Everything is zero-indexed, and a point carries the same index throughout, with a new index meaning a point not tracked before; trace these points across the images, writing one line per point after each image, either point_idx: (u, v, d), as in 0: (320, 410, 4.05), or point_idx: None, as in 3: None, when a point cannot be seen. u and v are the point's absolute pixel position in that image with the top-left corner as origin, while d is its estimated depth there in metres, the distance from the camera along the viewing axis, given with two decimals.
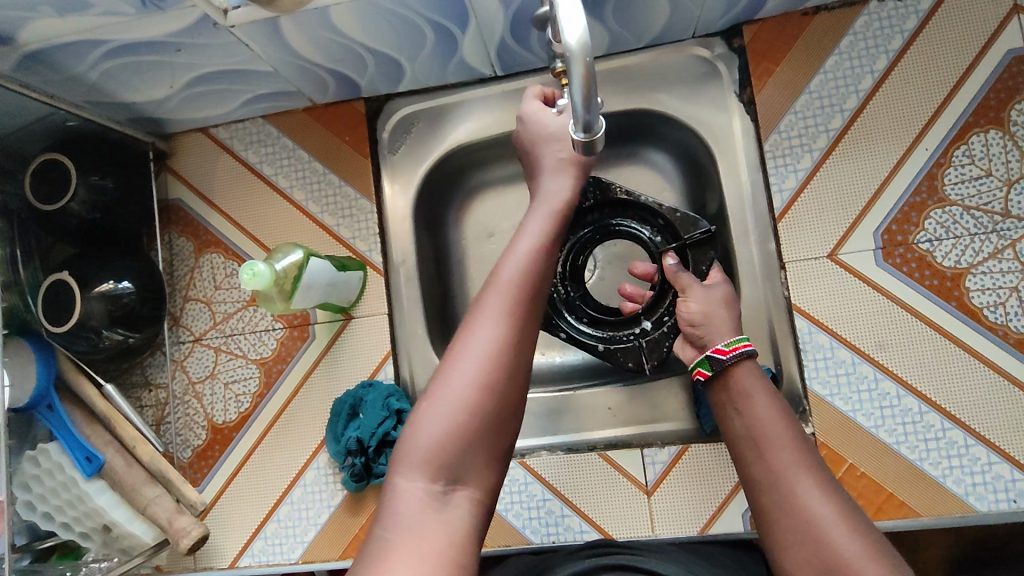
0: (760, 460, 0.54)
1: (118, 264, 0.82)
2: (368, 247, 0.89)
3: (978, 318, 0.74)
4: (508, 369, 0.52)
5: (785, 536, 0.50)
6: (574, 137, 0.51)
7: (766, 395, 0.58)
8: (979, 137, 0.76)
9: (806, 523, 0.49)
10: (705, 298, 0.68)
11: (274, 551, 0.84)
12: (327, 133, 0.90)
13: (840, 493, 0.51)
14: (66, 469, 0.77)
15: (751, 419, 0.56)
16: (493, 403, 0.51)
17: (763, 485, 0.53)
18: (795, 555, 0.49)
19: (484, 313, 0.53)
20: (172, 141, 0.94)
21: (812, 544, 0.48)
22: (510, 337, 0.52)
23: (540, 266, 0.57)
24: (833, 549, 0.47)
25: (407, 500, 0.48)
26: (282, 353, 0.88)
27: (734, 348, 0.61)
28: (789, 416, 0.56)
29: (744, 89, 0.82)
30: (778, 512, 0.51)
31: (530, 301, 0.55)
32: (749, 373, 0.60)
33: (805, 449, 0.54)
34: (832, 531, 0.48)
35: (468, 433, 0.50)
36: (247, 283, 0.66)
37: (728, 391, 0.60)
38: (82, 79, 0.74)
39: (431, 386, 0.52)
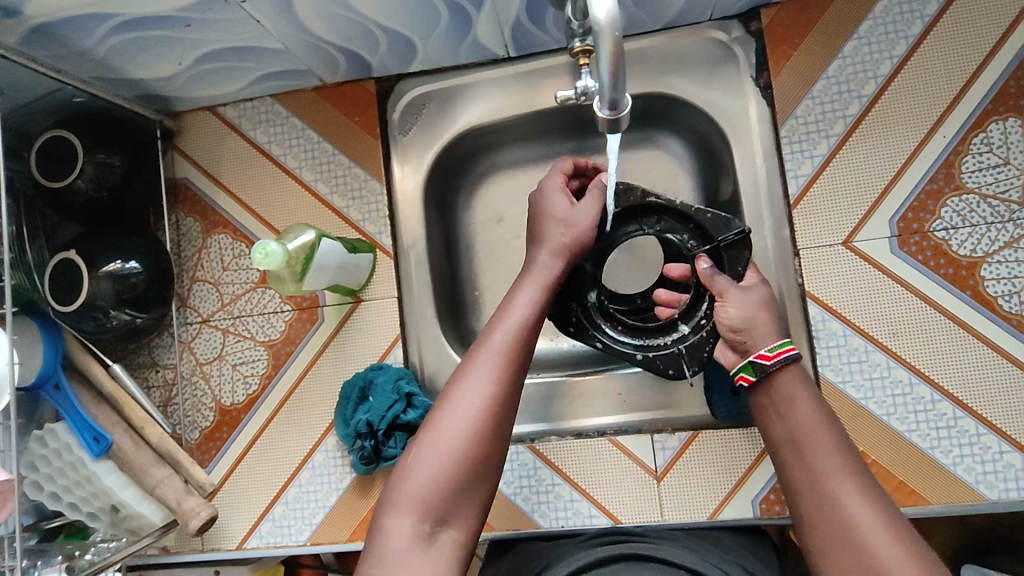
0: (802, 463, 0.58)
1: (125, 243, 0.81)
2: (378, 230, 0.87)
3: (993, 307, 0.74)
4: (492, 423, 0.59)
5: (824, 536, 0.54)
6: (598, 116, 0.50)
7: (806, 398, 0.61)
8: (998, 125, 0.75)
9: (847, 528, 0.53)
10: (744, 302, 0.66)
11: (282, 533, 0.84)
12: (337, 112, 0.89)
13: (879, 498, 0.55)
14: (73, 449, 0.77)
15: (792, 421, 0.60)
16: (475, 455, 0.58)
17: (803, 486, 0.57)
18: (833, 555, 0.53)
19: (474, 371, 0.61)
20: (179, 119, 0.92)
21: (851, 546, 0.52)
22: (495, 394, 0.60)
23: (529, 331, 0.64)
24: (872, 553, 0.51)
25: (396, 538, 0.54)
26: (291, 336, 0.87)
27: (779, 352, 0.62)
28: (829, 418, 0.59)
29: (760, 73, 0.82)
30: (819, 518, 0.55)
31: (515, 363, 0.62)
32: (791, 376, 0.62)
33: (845, 452, 0.57)
34: (873, 536, 0.52)
35: (453, 481, 0.56)
36: (260, 263, 0.66)
37: (769, 392, 0.62)
38: (90, 55, 0.73)
39: (421, 436, 0.59)
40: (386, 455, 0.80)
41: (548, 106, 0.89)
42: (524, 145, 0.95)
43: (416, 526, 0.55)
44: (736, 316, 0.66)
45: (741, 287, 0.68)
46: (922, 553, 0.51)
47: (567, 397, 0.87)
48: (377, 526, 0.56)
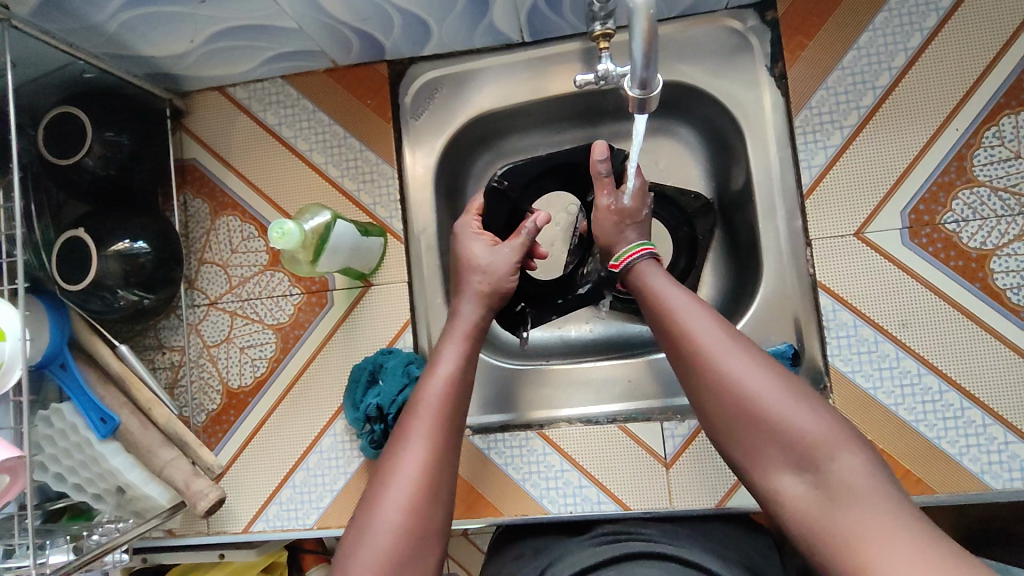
0: (660, 325, 0.61)
1: (134, 223, 0.80)
2: (388, 214, 0.87)
3: (1002, 300, 0.75)
4: (428, 490, 0.58)
5: (700, 393, 0.56)
6: (628, 95, 0.51)
7: (664, 282, 0.63)
8: (1010, 119, 0.76)
9: (713, 377, 0.55)
10: (609, 210, 0.74)
11: (289, 516, 0.84)
12: (349, 95, 0.88)
13: (726, 324, 0.58)
14: (80, 430, 0.76)
15: (658, 299, 0.62)
16: (412, 531, 0.56)
17: (675, 353, 0.59)
18: (712, 407, 0.55)
19: (407, 439, 0.60)
20: (189, 99, 0.92)
21: (721, 395, 0.54)
22: (430, 464, 0.59)
23: (456, 384, 0.64)
24: (741, 394, 0.53)
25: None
26: (299, 319, 0.87)
27: (627, 256, 0.68)
28: (685, 291, 0.61)
29: (775, 63, 0.82)
30: (683, 367, 0.58)
31: (445, 422, 0.62)
32: (647, 265, 0.66)
33: (702, 311, 0.59)
34: (738, 379, 0.54)
35: (397, 558, 0.54)
36: (276, 241, 0.66)
37: (637, 284, 0.66)
38: (101, 30, 0.72)
39: (357, 523, 0.57)
40: None
41: (560, 93, 0.89)
42: (536, 131, 0.95)
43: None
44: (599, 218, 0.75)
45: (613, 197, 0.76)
46: (786, 380, 0.54)
47: (574, 384, 0.88)
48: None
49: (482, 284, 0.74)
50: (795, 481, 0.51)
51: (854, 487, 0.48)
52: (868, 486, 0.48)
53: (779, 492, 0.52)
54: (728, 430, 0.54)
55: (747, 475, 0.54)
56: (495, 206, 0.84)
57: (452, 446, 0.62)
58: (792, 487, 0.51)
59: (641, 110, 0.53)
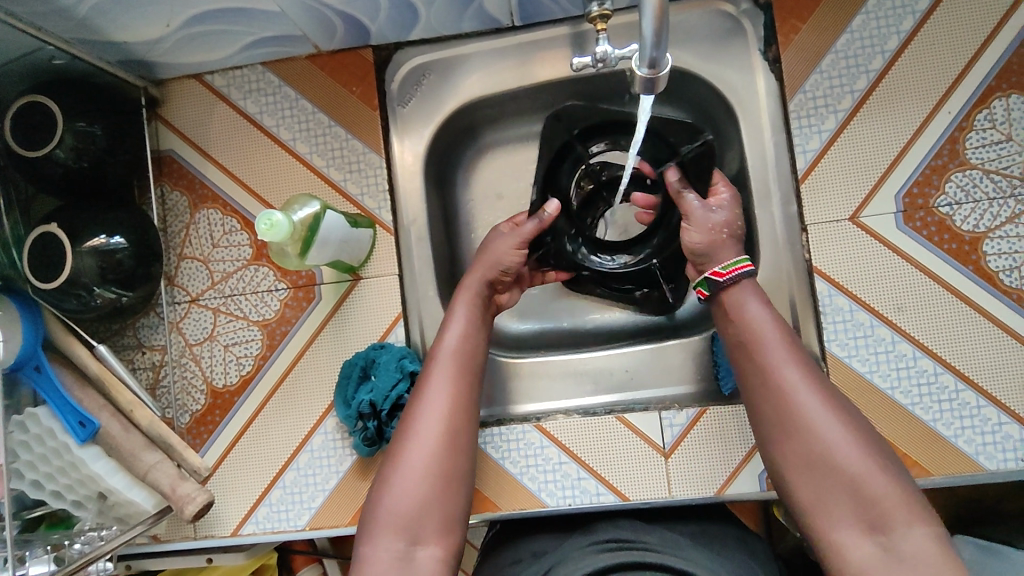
0: (751, 360, 0.64)
1: (109, 218, 0.76)
2: (377, 205, 0.85)
3: (994, 282, 0.75)
4: (450, 443, 0.64)
5: (775, 425, 0.61)
6: (636, 74, 0.50)
7: (759, 307, 0.66)
8: (1001, 101, 0.76)
9: (793, 416, 0.60)
10: (705, 226, 0.72)
11: (280, 518, 0.81)
12: (333, 82, 0.85)
13: (822, 379, 0.62)
14: (58, 435, 0.73)
15: (744, 324, 0.65)
16: (438, 478, 0.63)
17: (756, 380, 0.63)
18: (783, 439, 0.60)
19: (426, 400, 0.66)
20: (164, 87, 0.88)
21: (799, 436, 0.59)
22: (450, 417, 0.65)
23: (469, 346, 0.71)
24: (821, 439, 0.58)
25: (377, 563, 0.59)
26: (286, 315, 0.84)
27: (732, 269, 0.68)
28: (778, 321, 0.65)
29: (769, 47, 0.81)
30: (770, 405, 0.61)
31: (464, 381, 0.68)
32: (744, 290, 0.68)
33: (794, 349, 0.63)
34: (819, 422, 0.59)
35: (424, 501, 0.61)
36: (264, 234, 0.63)
37: (725, 303, 0.68)
38: (70, 13, 0.68)
39: (388, 470, 0.63)
40: (389, 436, 0.78)
41: (551, 79, 0.87)
42: (526, 119, 0.93)
43: (391, 548, 0.59)
44: (694, 226, 0.72)
45: (706, 207, 0.73)
46: (865, 435, 0.58)
47: (570, 375, 0.87)
48: (358, 556, 0.60)
49: (492, 262, 0.76)
50: (852, 529, 0.55)
51: (914, 551, 0.52)
52: (930, 550, 0.52)
53: (831, 533, 0.56)
54: (798, 465, 0.59)
55: (801, 510, 0.59)
56: (552, 131, 0.81)
57: (472, 402, 0.68)
58: (848, 533, 0.55)
59: (648, 90, 0.51)
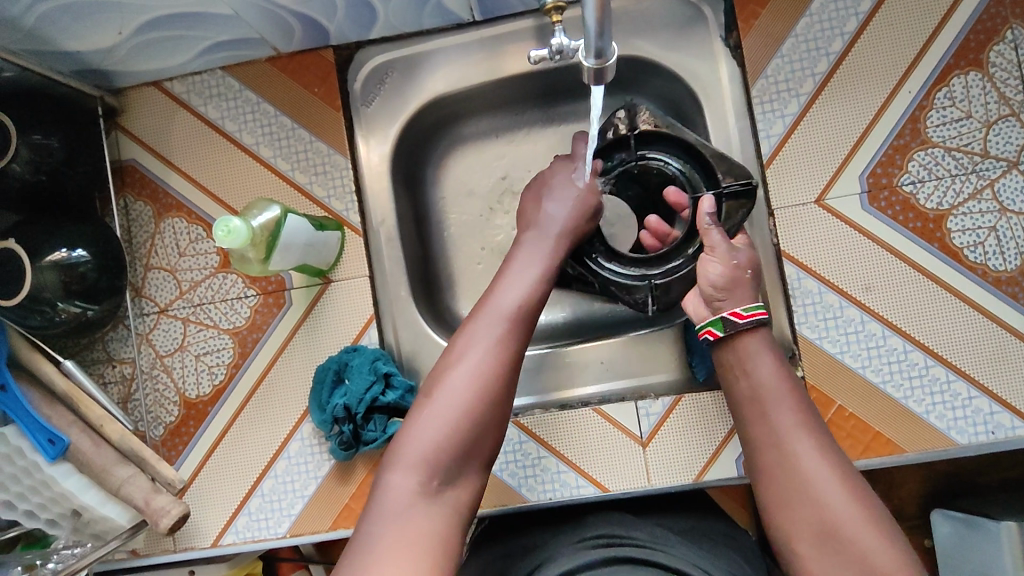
0: (763, 420, 0.60)
1: (70, 230, 0.75)
2: (344, 206, 0.84)
3: (959, 259, 0.76)
4: (498, 379, 0.61)
5: (784, 497, 0.57)
6: (583, 65, 0.50)
7: (768, 364, 0.62)
8: (960, 79, 0.76)
9: (806, 490, 0.56)
10: (729, 260, 0.66)
11: (260, 526, 0.80)
12: (295, 84, 0.84)
13: (832, 449, 0.58)
14: (27, 453, 0.72)
15: (755, 382, 0.61)
16: (477, 417, 0.59)
17: (766, 444, 0.59)
18: (793, 510, 0.56)
19: (475, 337, 0.62)
20: (122, 96, 0.86)
21: (809, 505, 0.55)
22: (498, 357, 0.61)
23: (528, 295, 0.66)
24: (829, 509, 0.54)
25: (398, 493, 0.56)
26: (257, 322, 0.83)
27: (753, 313, 0.64)
28: (790, 386, 0.61)
29: (729, 33, 0.81)
30: (778, 471, 0.58)
31: (518, 325, 0.64)
32: (760, 339, 0.63)
33: (808, 417, 0.59)
34: (826, 491, 0.55)
35: (456, 438, 0.58)
36: (222, 240, 0.62)
37: (733, 355, 0.64)
38: (17, 23, 0.67)
39: (425, 399, 0.60)
40: (365, 439, 0.79)
41: (514, 73, 0.87)
42: (491, 114, 0.93)
43: (417, 483, 0.56)
44: (716, 258, 0.66)
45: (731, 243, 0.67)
46: (877, 514, 0.54)
47: (547, 368, 0.87)
48: (379, 483, 0.57)
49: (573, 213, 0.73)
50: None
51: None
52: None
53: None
54: (807, 536, 0.55)
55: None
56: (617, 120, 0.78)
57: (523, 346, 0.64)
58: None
59: (597, 82, 0.52)
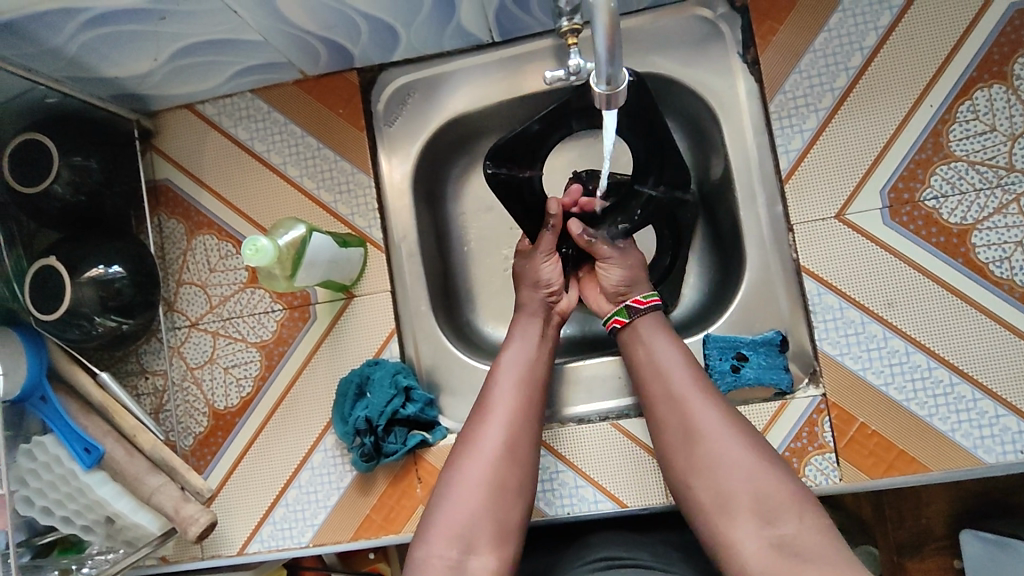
0: (658, 379, 0.68)
1: (107, 248, 0.78)
2: (368, 223, 0.86)
3: (984, 274, 0.74)
4: (510, 452, 0.66)
5: (677, 439, 0.65)
6: (595, 89, 0.51)
7: (662, 334, 0.72)
8: (983, 92, 0.75)
9: (693, 431, 0.64)
10: (624, 263, 0.79)
11: (284, 535, 0.82)
12: (321, 106, 0.87)
13: (715, 394, 0.66)
14: (64, 462, 0.75)
15: (651, 349, 0.71)
16: (498, 488, 0.64)
17: (660, 399, 0.68)
18: (685, 450, 0.64)
19: (488, 414, 0.68)
20: (157, 118, 0.90)
21: (701, 444, 0.63)
22: (512, 435, 0.67)
23: (533, 370, 0.72)
24: (713, 444, 0.63)
25: (431, 566, 0.60)
26: (283, 335, 0.85)
27: (650, 300, 0.75)
28: (680, 350, 0.70)
29: (747, 49, 0.82)
30: (669, 418, 0.66)
31: (526, 400, 0.69)
32: (650, 320, 0.74)
33: (695, 371, 0.68)
34: (709, 430, 0.63)
35: (480, 509, 0.63)
36: (250, 259, 0.65)
37: (634, 328, 0.74)
38: (60, 53, 0.70)
39: (445, 474, 0.66)
40: (386, 451, 0.80)
41: (533, 91, 0.88)
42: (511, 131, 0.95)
43: (444, 555, 0.60)
44: (613, 264, 0.79)
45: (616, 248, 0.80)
46: (759, 447, 0.63)
47: (564, 382, 0.87)
48: (411, 559, 0.62)
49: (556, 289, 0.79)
50: (753, 532, 0.58)
51: (812, 550, 0.56)
52: (825, 546, 0.56)
53: (737, 544, 0.59)
54: (698, 475, 0.63)
55: (706, 519, 0.62)
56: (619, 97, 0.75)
57: (536, 423, 0.69)
58: (747, 537, 0.58)
59: (608, 105, 0.53)
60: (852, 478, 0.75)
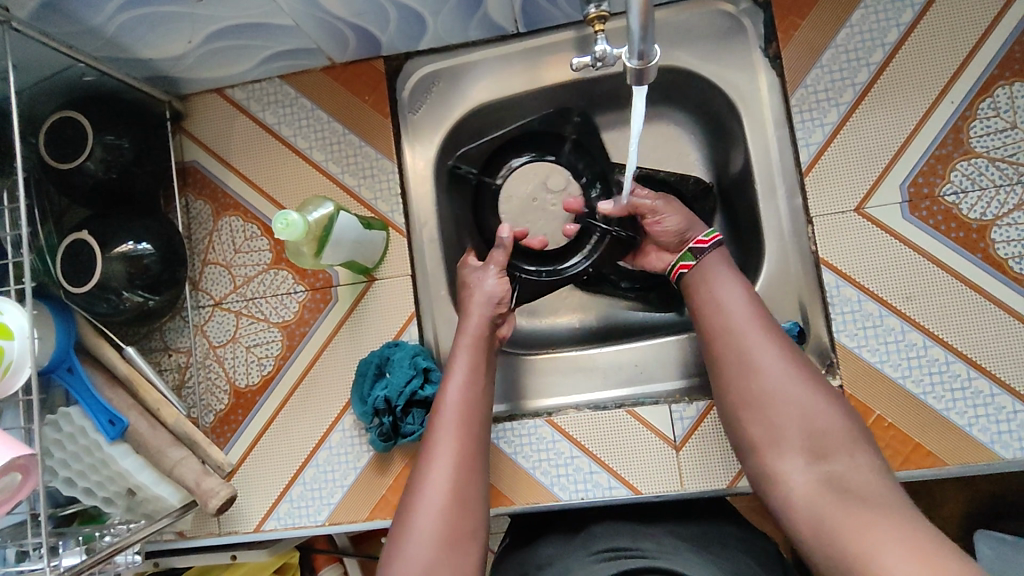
0: (715, 312, 0.69)
1: (137, 224, 0.80)
2: (390, 208, 0.87)
3: (1003, 270, 0.75)
4: (461, 487, 0.65)
5: (733, 373, 0.66)
6: (626, 65, 0.52)
7: (724, 269, 0.72)
8: (1004, 90, 0.76)
9: (751, 364, 0.65)
10: (676, 209, 0.79)
11: (301, 513, 0.83)
12: (347, 92, 0.89)
13: (774, 330, 0.67)
14: (89, 433, 0.76)
15: (711, 284, 0.71)
16: (452, 527, 0.63)
17: (716, 334, 0.68)
18: (741, 385, 0.65)
19: (436, 447, 0.68)
20: (187, 101, 0.92)
21: (757, 380, 0.64)
22: (463, 453, 0.68)
23: (476, 391, 0.72)
24: (771, 380, 0.64)
25: None
26: (305, 316, 0.87)
27: (714, 237, 0.74)
28: (744, 288, 0.70)
29: (769, 44, 0.83)
30: (726, 353, 0.67)
31: (469, 428, 0.69)
32: (709, 247, 0.74)
33: (756, 305, 0.69)
34: (768, 365, 0.64)
35: (435, 548, 0.61)
36: (280, 232, 0.67)
37: (694, 266, 0.73)
38: (100, 33, 0.72)
39: (400, 518, 0.64)
40: (404, 431, 0.81)
41: (556, 83, 0.90)
42: None
43: None
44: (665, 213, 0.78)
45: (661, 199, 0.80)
46: (815, 383, 0.64)
47: (582, 369, 0.89)
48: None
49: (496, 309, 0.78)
50: (801, 467, 0.61)
51: (861, 486, 0.57)
52: (875, 484, 0.57)
53: (785, 476, 0.61)
54: (753, 408, 0.64)
55: (757, 454, 0.64)
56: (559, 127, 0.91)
57: (482, 453, 0.69)
58: (795, 471, 0.61)
59: (638, 82, 0.54)
60: None
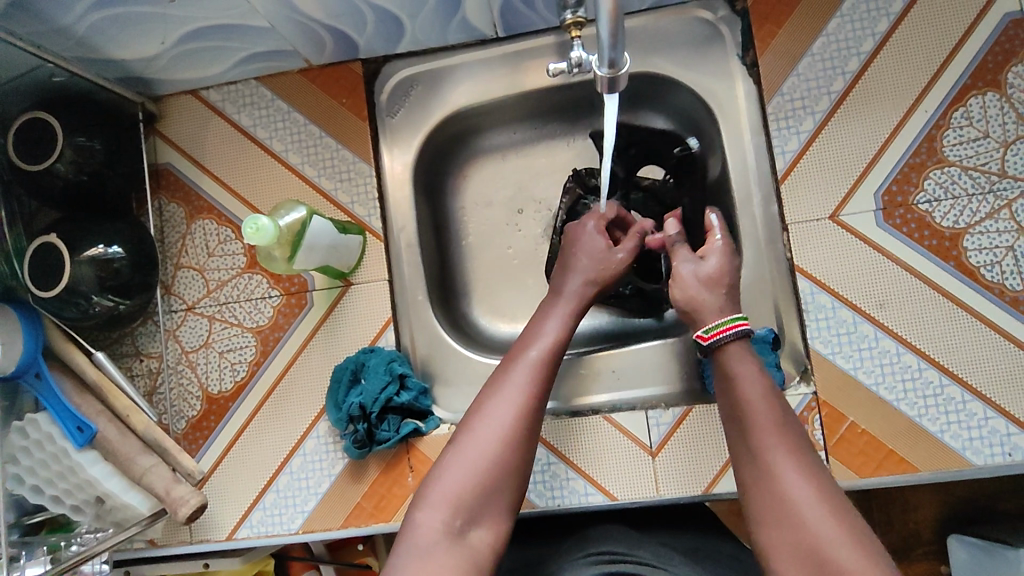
0: (745, 439, 0.60)
1: (108, 227, 0.79)
2: (367, 212, 0.87)
3: (976, 278, 0.75)
4: (527, 424, 0.63)
5: (763, 511, 0.56)
6: (597, 73, 0.53)
7: (754, 379, 0.62)
8: (977, 99, 0.77)
9: (783, 505, 0.55)
10: (686, 284, 0.70)
11: (273, 521, 0.82)
12: (324, 95, 0.88)
13: (815, 468, 0.57)
14: (56, 440, 0.74)
15: (742, 397, 0.61)
16: (507, 455, 0.61)
17: (748, 461, 0.59)
18: (773, 530, 0.55)
19: (507, 380, 0.65)
20: (161, 102, 0.91)
21: (788, 528, 0.54)
22: (533, 392, 0.64)
23: (557, 345, 0.69)
24: (809, 528, 0.53)
25: (427, 531, 0.57)
26: (279, 321, 0.86)
27: (716, 332, 0.65)
28: (776, 409, 0.60)
29: (746, 52, 0.83)
30: (758, 489, 0.58)
31: (545, 374, 0.66)
32: (733, 351, 0.64)
33: (789, 434, 0.59)
34: (805, 510, 0.54)
35: (482, 476, 0.60)
36: (251, 237, 0.66)
37: (722, 372, 0.64)
38: (69, 32, 0.71)
39: (455, 438, 0.62)
40: (379, 438, 0.81)
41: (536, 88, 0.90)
42: (511, 126, 0.96)
43: (446, 523, 0.57)
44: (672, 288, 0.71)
45: (692, 262, 0.71)
46: (862, 538, 0.52)
47: (572, 374, 0.88)
48: (408, 521, 0.58)
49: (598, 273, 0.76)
50: None
51: None
52: None
53: None
54: (785, 562, 0.54)
55: None
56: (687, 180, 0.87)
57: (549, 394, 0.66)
58: None
59: (610, 88, 0.55)
60: (839, 477, 0.76)
